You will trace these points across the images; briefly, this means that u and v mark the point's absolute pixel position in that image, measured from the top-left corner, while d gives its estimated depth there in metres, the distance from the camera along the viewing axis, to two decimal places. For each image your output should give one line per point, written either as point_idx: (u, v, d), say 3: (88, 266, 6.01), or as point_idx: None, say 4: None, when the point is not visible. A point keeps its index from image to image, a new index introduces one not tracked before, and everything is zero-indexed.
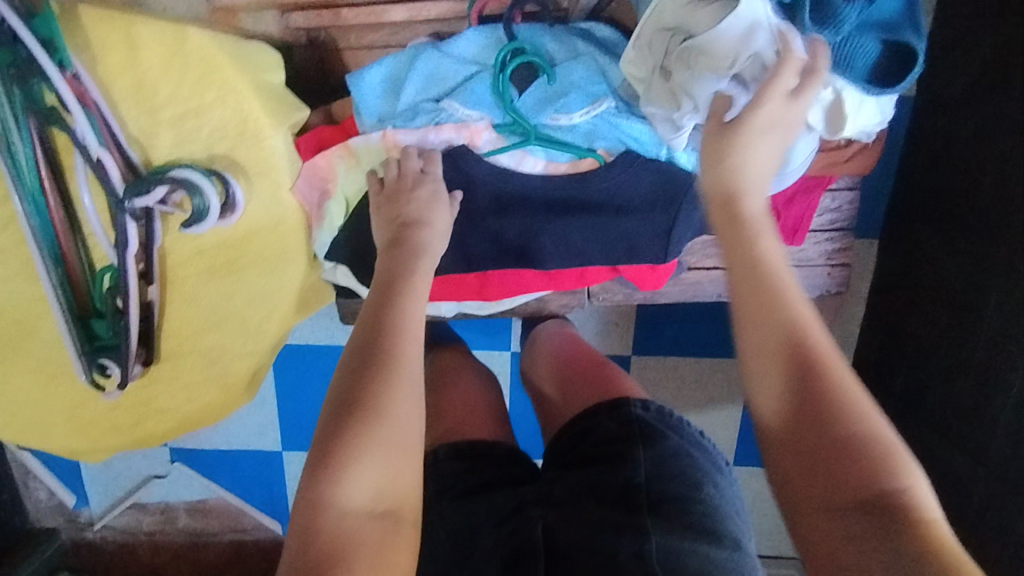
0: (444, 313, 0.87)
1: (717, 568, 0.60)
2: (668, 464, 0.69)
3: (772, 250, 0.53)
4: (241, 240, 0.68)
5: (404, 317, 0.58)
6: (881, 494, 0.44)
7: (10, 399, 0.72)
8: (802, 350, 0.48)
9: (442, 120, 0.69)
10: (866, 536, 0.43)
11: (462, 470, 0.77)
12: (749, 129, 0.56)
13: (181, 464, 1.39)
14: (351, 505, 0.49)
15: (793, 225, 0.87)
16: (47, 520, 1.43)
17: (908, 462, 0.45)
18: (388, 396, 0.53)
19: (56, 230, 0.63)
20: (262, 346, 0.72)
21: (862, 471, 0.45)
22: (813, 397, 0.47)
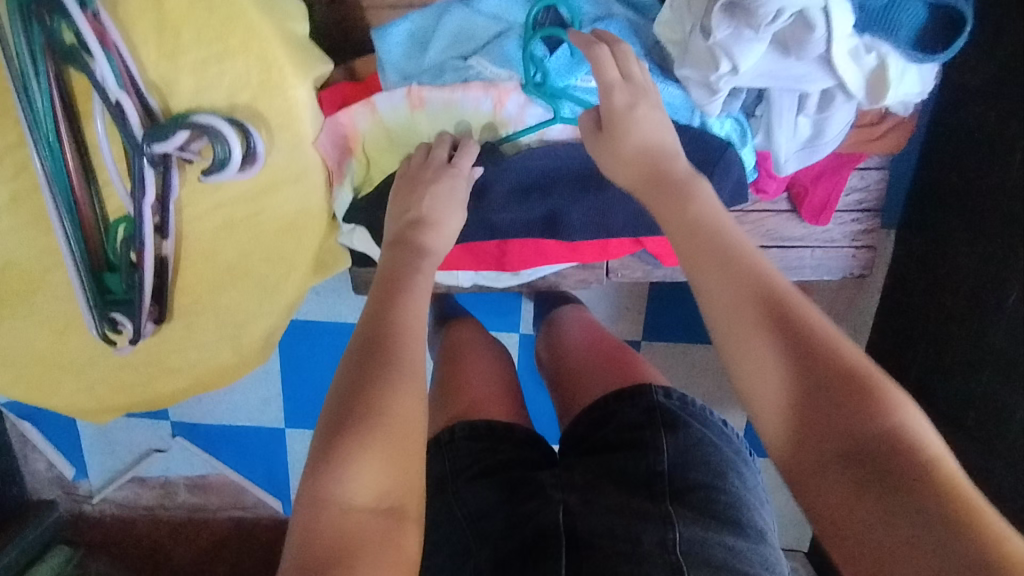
0: (462, 283, 0.86)
1: (741, 561, 0.59)
2: (691, 453, 0.67)
3: (710, 211, 0.52)
4: (261, 194, 0.66)
5: (400, 312, 0.55)
6: (872, 437, 0.41)
7: (21, 352, 0.71)
8: (760, 295, 0.46)
9: (469, 78, 0.67)
10: (861, 486, 0.40)
11: (477, 453, 0.73)
12: (618, 114, 0.58)
13: (183, 438, 1.37)
14: (355, 502, 0.46)
15: (820, 202, 0.85)
16: (44, 492, 1.41)
17: (894, 394, 0.42)
18: (388, 393, 0.49)
19: (71, 178, 0.61)
20: (276, 307, 0.70)
21: (847, 414, 0.42)
22: (780, 343, 0.44)
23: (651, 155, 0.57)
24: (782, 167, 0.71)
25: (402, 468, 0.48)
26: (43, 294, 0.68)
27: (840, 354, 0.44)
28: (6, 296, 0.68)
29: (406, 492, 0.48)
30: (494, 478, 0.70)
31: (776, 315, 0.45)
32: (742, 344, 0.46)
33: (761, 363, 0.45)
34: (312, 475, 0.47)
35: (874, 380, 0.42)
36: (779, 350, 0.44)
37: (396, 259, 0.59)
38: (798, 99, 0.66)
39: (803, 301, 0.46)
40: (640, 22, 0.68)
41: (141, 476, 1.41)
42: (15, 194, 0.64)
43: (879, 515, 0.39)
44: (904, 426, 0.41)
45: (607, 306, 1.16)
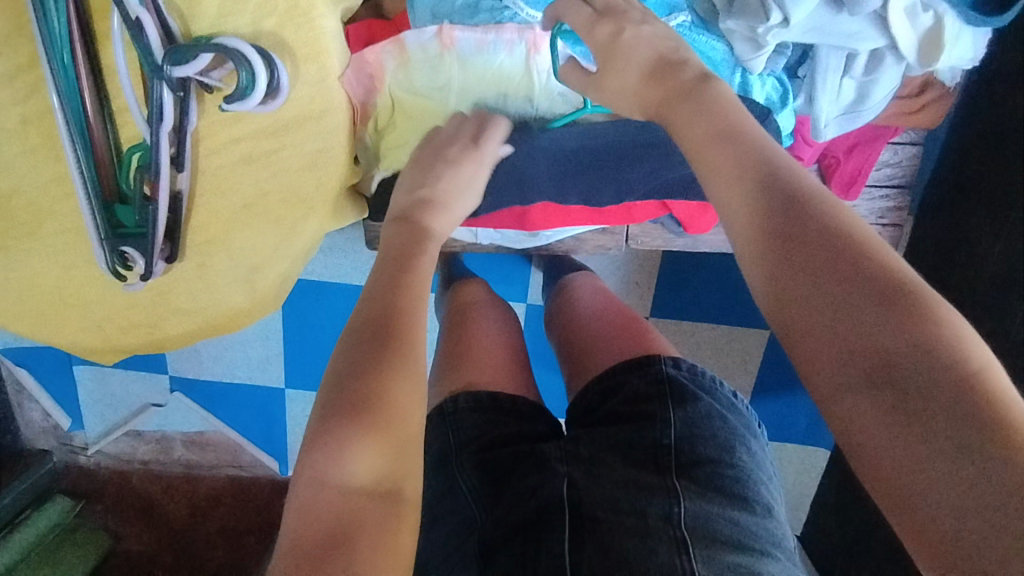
0: (479, 240, 0.84)
1: (745, 536, 0.55)
2: (699, 426, 0.61)
3: (735, 116, 0.47)
4: (282, 130, 0.63)
5: (401, 299, 0.52)
6: (914, 349, 0.35)
7: (28, 285, 0.69)
8: (788, 201, 0.41)
9: (504, 19, 0.62)
10: (900, 407, 0.34)
11: (480, 425, 0.68)
12: (607, 51, 0.55)
13: (181, 394, 1.36)
14: (351, 483, 0.44)
15: (850, 176, 0.82)
16: (38, 441, 1.40)
17: (935, 303, 0.36)
18: (386, 378, 0.47)
19: (84, 101, 0.58)
20: (293, 252, 0.68)
21: (885, 325, 0.36)
22: (810, 249, 0.39)
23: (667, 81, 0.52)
24: (820, 133, 0.68)
25: (398, 450, 0.46)
26: (52, 225, 0.66)
27: (864, 255, 0.38)
28: (13, 226, 0.66)
29: (402, 473, 0.46)
30: (500, 452, 0.65)
31: (791, 216, 0.40)
32: (755, 250, 0.41)
33: (774, 273, 0.40)
34: (313, 449, 0.45)
35: (901, 284, 0.37)
36: (795, 254, 0.39)
37: (399, 236, 0.57)
38: (846, 59, 0.64)
39: (829, 200, 0.41)
40: None
41: (138, 430, 1.39)
42: (25, 118, 0.62)
43: (902, 431, 0.34)
44: (939, 335, 0.35)
45: (618, 278, 1.14)
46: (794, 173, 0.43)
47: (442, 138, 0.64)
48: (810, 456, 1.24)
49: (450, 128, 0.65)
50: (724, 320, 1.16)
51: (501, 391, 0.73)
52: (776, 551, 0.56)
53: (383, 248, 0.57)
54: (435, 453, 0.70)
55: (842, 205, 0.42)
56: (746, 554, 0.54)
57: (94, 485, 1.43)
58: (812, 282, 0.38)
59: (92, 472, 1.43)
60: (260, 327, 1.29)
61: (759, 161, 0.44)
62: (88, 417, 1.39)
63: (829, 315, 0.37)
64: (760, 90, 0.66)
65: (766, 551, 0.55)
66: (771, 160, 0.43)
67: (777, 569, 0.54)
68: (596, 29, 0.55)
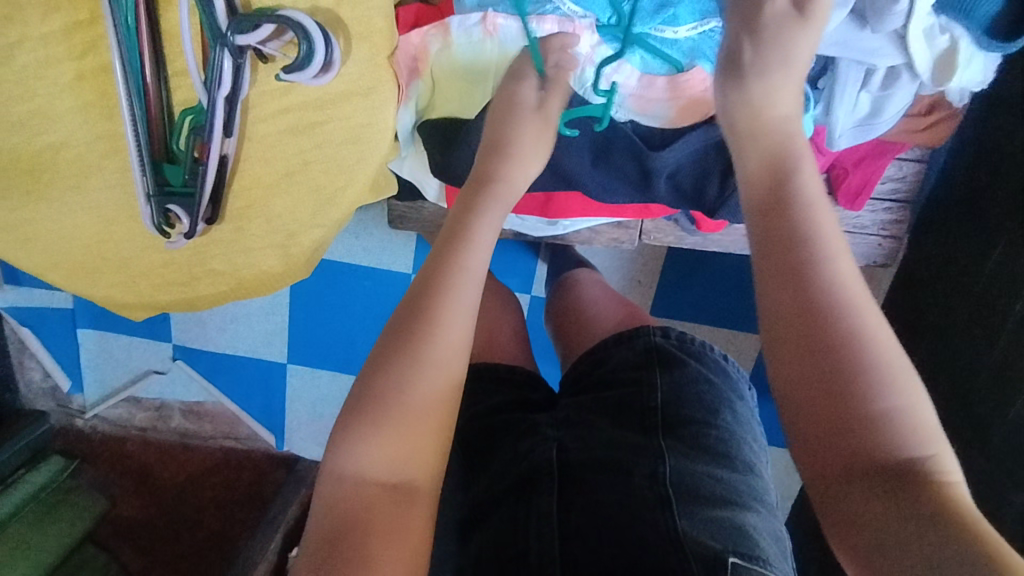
0: (502, 225, 0.87)
1: (731, 492, 0.58)
2: (684, 389, 0.65)
3: (813, 209, 0.50)
4: (328, 103, 0.66)
5: (465, 260, 0.54)
6: (904, 464, 0.41)
7: (68, 237, 0.71)
8: (819, 315, 0.45)
9: (546, 11, 0.66)
10: (884, 498, 0.40)
11: (479, 393, 0.74)
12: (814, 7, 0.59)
13: (182, 362, 1.38)
14: (364, 474, 0.47)
15: (856, 188, 0.87)
16: (37, 402, 1.40)
17: (928, 430, 0.42)
18: (416, 365, 0.49)
19: (142, 64, 0.61)
20: (329, 221, 0.71)
21: (886, 438, 0.42)
22: (837, 363, 0.43)
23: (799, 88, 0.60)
24: (835, 143, 0.72)
25: (416, 442, 0.48)
26: (95, 180, 0.69)
27: (866, 339, 0.44)
28: (58, 179, 0.68)
29: (418, 469, 0.48)
30: (497, 417, 0.69)
31: (806, 302, 0.46)
32: (772, 318, 0.47)
33: (800, 370, 0.44)
34: (360, 433, 0.48)
35: (900, 376, 0.43)
36: (799, 336, 0.45)
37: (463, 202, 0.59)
38: (864, 74, 0.68)
39: (860, 325, 0.45)
40: None
41: (137, 396, 1.41)
42: (79, 74, 0.64)
43: (862, 488, 0.41)
44: (911, 421, 0.42)
45: (622, 274, 1.18)
46: (827, 247, 0.48)
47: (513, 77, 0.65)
48: (795, 459, 1.28)
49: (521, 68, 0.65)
50: (721, 325, 1.20)
51: (500, 364, 0.79)
52: (757, 504, 0.59)
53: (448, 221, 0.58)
54: None
55: (874, 316, 0.46)
56: (729, 509, 0.56)
57: (90, 447, 1.44)
58: (811, 361, 0.44)
59: (88, 436, 1.43)
60: (269, 300, 1.32)
61: (805, 230, 0.49)
62: (88, 380, 1.41)
63: (841, 417, 0.43)
64: None
65: (747, 504, 0.58)
66: (811, 231, 0.49)
67: (757, 521, 0.57)
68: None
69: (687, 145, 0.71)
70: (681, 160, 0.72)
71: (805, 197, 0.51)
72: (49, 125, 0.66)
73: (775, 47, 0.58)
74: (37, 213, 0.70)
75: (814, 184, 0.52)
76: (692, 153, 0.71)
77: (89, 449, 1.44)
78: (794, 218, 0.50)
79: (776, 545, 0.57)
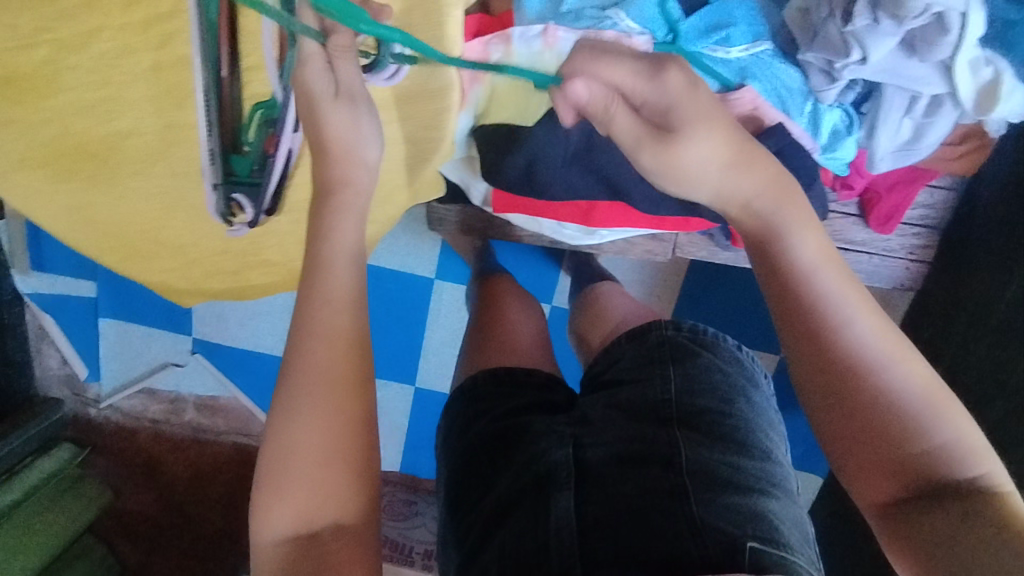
0: (543, 230, 0.89)
1: (749, 479, 0.59)
2: (698, 379, 0.68)
3: (817, 272, 0.51)
4: (392, 104, 0.68)
5: (325, 288, 0.54)
6: (957, 490, 0.46)
7: (128, 223, 0.73)
8: (854, 378, 0.48)
9: (605, 27, 0.69)
10: (946, 523, 0.45)
11: (496, 398, 0.74)
12: (677, 106, 0.53)
13: (201, 356, 1.38)
14: (279, 531, 0.50)
15: (887, 212, 0.90)
16: (52, 389, 1.40)
17: (974, 451, 0.47)
18: (294, 431, 0.50)
19: (219, 56, 0.63)
20: (387, 216, 0.75)
21: (937, 471, 0.47)
22: (879, 415, 0.48)
23: (744, 163, 0.54)
24: (875, 165, 0.75)
25: (322, 493, 0.50)
26: (160, 167, 0.70)
27: (900, 388, 0.48)
28: (124, 165, 0.70)
29: (339, 511, 0.50)
30: (511, 419, 0.70)
31: (838, 367, 0.49)
32: (809, 387, 0.50)
33: (843, 429, 0.49)
34: (276, 487, 0.50)
35: (937, 409, 0.48)
36: (836, 400, 0.49)
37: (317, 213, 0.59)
38: (908, 101, 0.70)
39: (892, 375, 0.48)
40: (773, 6, 0.71)
41: (152, 388, 1.40)
42: (154, 65, 0.65)
43: (912, 508, 0.47)
44: (956, 449, 0.47)
45: (646, 287, 1.20)
46: (848, 308, 0.50)
47: (310, 59, 0.58)
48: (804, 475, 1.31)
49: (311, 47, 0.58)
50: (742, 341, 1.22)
51: (515, 367, 0.80)
52: (775, 491, 0.60)
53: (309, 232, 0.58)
54: (458, 426, 0.75)
55: (902, 361, 0.49)
56: (750, 496, 0.58)
57: (102, 438, 1.44)
58: (854, 424, 0.48)
59: (101, 425, 1.43)
60: (292, 297, 1.35)
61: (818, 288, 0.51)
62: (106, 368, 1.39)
63: (892, 463, 0.47)
64: (829, 120, 0.72)
65: (764, 490, 0.59)
66: (822, 293, 0.51)
67: (776, 507, 0.58)
68: (664, 79, 0.53)
69: None
70: None
71: (810, 260, 0.52)
72: (117, 113, 0.67)
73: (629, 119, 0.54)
74: (99, 199, 0.72)
75: (814, 237, 0.53)
76: None
77: (101, 439, 1.44)
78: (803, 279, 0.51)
79: (798, 530, 0.59)
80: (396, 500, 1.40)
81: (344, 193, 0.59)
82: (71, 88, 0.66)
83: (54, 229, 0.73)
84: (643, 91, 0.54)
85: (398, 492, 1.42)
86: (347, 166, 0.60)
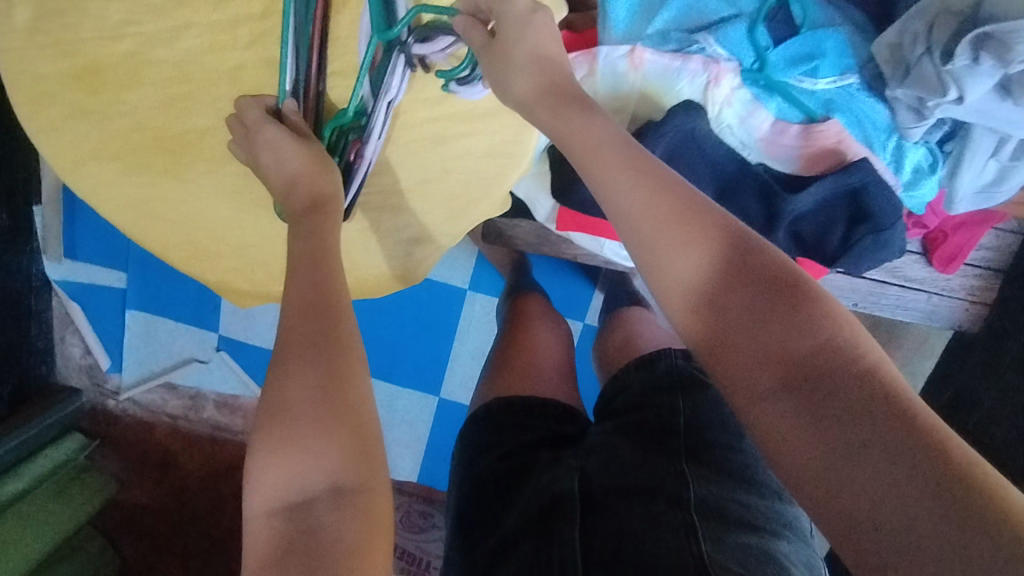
0: (604, 252, 0.87)
1: (758, 517, 0.57)
2: (707, 413, 0.67)
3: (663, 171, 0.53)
4: (477, 117, 0.67)
5: (329, 285, 0.57)
6: (823, 367, 0.45)
7: (197, 221, 0.72)
8: (700, 262, 0.50)
9: (691, 51, 0.68)
10: (815, 410, 0.43)
11: (512, 428, 0.73)
12: (508, 19, 0.58)
13: (226, 354, 1.32)
14: (265, 497, 0.50)
15: (951, 252, 0.89)
16: (71, 378, 1.32)
17: (837, 324, 0.46)
18: (285, 388, 0.52)
19: (311, 60, 0.61)
20: (462, 227, 0.74)
21: (801, 346, 0.46)
22: (729, 295, 0.49)
23: (542, 67, 0.58)
24: (954, 206, 0.75)
25: (325, 446, 0.50)
26: (233, 166, 0.69)
27: (745, 267, 0.49)
28: (198, 163, 0.69)
29: (347, 463, 0.50)
30: (522, 454, 0.70)
31: (685, 257, 0.50)
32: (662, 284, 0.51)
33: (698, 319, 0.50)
34: (271, 449, 0.50)
35: (792, 289, 0.48)
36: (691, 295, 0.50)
37: (319, 224, 0.60)
38: (996, 143, 0.69)
39: (739, 253, 0.49)
40: (859, 38, 0.71)
41: (173, 382, 1.33)
42: (241, 64, 0.64)
43: (785, 398, 0.45)
44: (821, 327, 0.46)
45: None
46: (688, 198, 0.51)
47: (259, 120, 0.62)
48: None
49: (258, 111, 0.63)
50: None
51: (532, 395, 0.78)
52: (786, 533, 0.58)
53: (297, 251, 0.59)
54: (470, 452, 0.75)
55: (746, 245, 0.50)
56: (760, 536, 0.55)
57: (116, 431, 1.34)
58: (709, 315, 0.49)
59: (118, 417, 1.34)
60: None
61: (722, 238, 0.50)
62: (128, 361, 1.32)
63: (760, 354, 0.47)
64: (913, 158, 0.71)
65: (778, 532, 0.57)
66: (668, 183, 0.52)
67: (789, 549, 0.56)
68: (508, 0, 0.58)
69: (813, 193, 0.70)
70: (809, 204, 0.72)
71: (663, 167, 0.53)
72: (199, 111, 0.66)
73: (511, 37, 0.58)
74: (171, 194, 0.70)
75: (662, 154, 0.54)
76: (834, 189, 0.70)
77: (115, 433, 1.34)
78: (695, 222, 0.51)
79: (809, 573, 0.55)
80: (411, 512, 1.34)
81: (331, 213, 0.62)
82: (151, 83, 0.65)
83: (119, 223, 0.72)
84: (491, 7, 0.58)
85: (413, 504, 1.35)
86: (319, 185, 0.62)
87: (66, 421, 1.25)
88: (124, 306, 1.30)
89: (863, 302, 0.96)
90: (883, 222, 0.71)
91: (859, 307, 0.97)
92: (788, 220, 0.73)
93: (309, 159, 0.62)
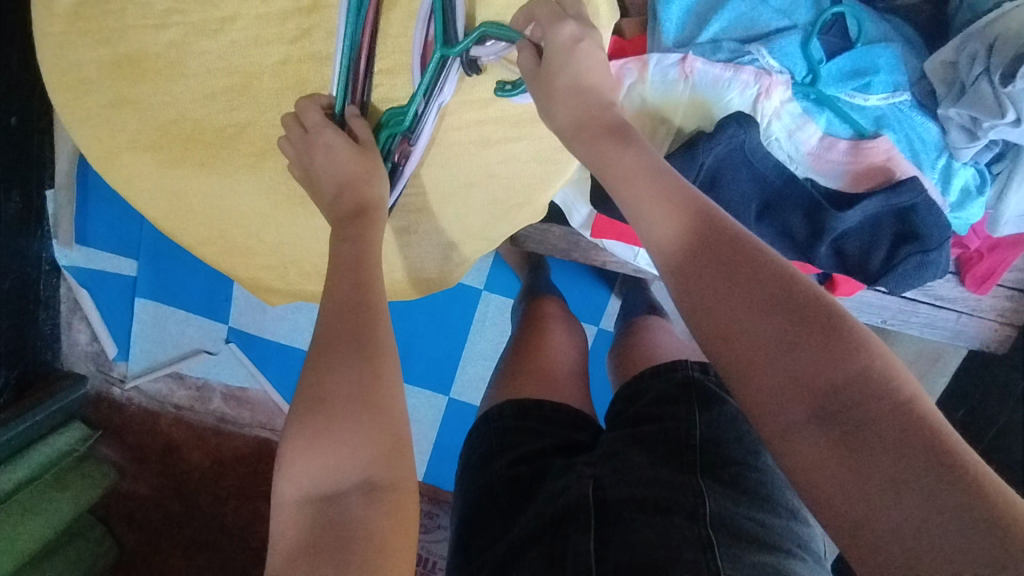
0: (637, 261, 0.86)
1: (773, 537, 0.56)
2: (723, 428, 0.64)
3: (685, 189, 0.53)
4: (526, 122, 0.66)
5: (375, 286, 0.56)
6: (854, 394, 0.42)
7: (229, 215, 0.71)
8: (723, 276, 0.48)
9: (744, 62, 0.67)
10: (843, 439, 0.41)
11: (527, 432, 0.72)
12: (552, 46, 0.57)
13: (234, 346, 1.27)
14: (295, 493, 0.48)
15: (984, 272, 0.88)
16: (77, 365, 1.27)
17: (870, 350, 0.44)
18: (325, 382, 0.50)
19: (358, 59, 0.60)
20: (499, 234, 0.72)
21: (830, 371, 0.43)
22: (756, 312, 0.46)
23: (583, 98, 0.58)
24: (998, 228, 0.74)
25: (363, 444, 0.49)
26: (272, 162, 0.68)
27: (773, 283, 0.46)
28: (235, 158, 0.67)
29: (383, 466, 0.49)
30: (539, 462, 0.67)
31: (709, 270, 0.48)
32: (683, 296, 0.49)
33: (722, 336, 0.47)
34: (309, 453, 0.48)
35: (822, 309, 0.45)
36: (713, 309, 0.47)
37: (362, 228, 0.59)
38: None
39: (765, 270, 0.47)
40: (911, 55, 0.70)
41: (180, 372, 1.28)
42: (285, 58, 0.63)
43: (813, 424, 0.43)
44: (854, 351, 0.44)
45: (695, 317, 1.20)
46: (710, 213, 0.50)
47: (308, 126, 0.62)
48: None
49: (311, 115, 0.62)
50: None
51: (543, 399, 0.77)
52: (801, 553, 0.56)
53: (340, 253, 0.58)
54: (479, 454, 0.73)
55: (773, 262, 0.48)
56: (774, 555, 0.54)
57: (121, 420, 1.30)
58: (732, 332, 0.46)
59: (124, 408, 1.30)
60: None
61: (744, 251, 0.48)
62: (136, 349, 1.28)
63: (786, 377, 0.44)
64: (961, 178, 0.70)
65: (792, 551, 0.56)
66: (690, 200, 0.51)
67: (805, 571, 0.55)
68: (556, 25, 0.57)
69: (861, 211, 0.69)
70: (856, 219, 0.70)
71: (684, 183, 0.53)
72: (239, 104, 0.65)
73: (563, 56, 0.57)
74: (205, 188, 0.69)
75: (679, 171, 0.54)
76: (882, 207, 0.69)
77: (117, 423, 1.31)
78: (720, 236, 0.49)
79: None
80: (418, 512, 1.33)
81: (371, 218, 0.60)
82: (193, 74, 0.64)
83: (152, 215, 0.70)
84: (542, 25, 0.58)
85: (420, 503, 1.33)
86: (373, 189, 0.61)
87: (70, 409, 1.22)
88: (134, 292, 1.25)
89: (891, 319, 0.96)
90: (928, 242, 0.71)
91: (886, 323, 0.96)
92: (831, 237, 0.71)
93: (352, 165, 0.61)
